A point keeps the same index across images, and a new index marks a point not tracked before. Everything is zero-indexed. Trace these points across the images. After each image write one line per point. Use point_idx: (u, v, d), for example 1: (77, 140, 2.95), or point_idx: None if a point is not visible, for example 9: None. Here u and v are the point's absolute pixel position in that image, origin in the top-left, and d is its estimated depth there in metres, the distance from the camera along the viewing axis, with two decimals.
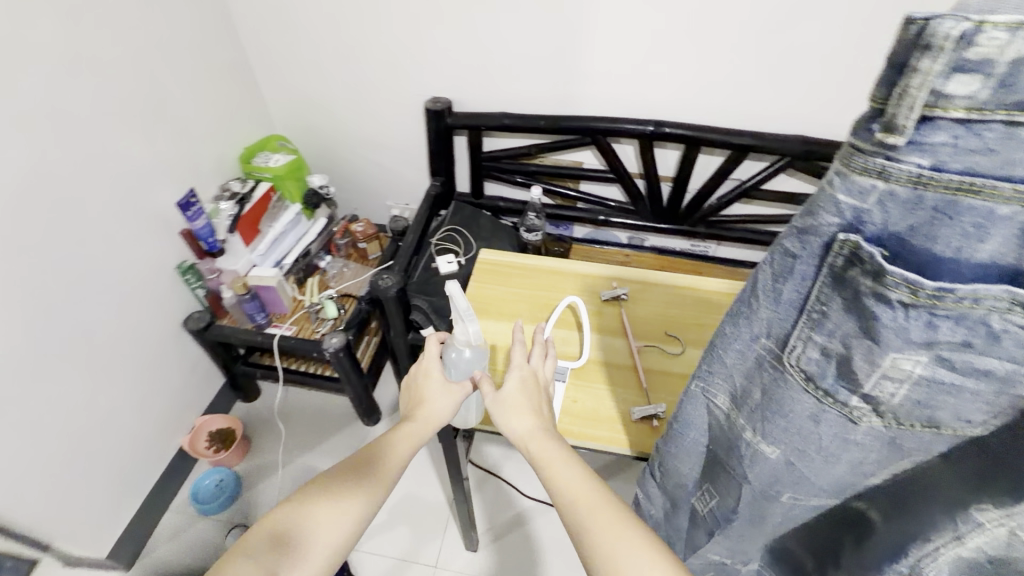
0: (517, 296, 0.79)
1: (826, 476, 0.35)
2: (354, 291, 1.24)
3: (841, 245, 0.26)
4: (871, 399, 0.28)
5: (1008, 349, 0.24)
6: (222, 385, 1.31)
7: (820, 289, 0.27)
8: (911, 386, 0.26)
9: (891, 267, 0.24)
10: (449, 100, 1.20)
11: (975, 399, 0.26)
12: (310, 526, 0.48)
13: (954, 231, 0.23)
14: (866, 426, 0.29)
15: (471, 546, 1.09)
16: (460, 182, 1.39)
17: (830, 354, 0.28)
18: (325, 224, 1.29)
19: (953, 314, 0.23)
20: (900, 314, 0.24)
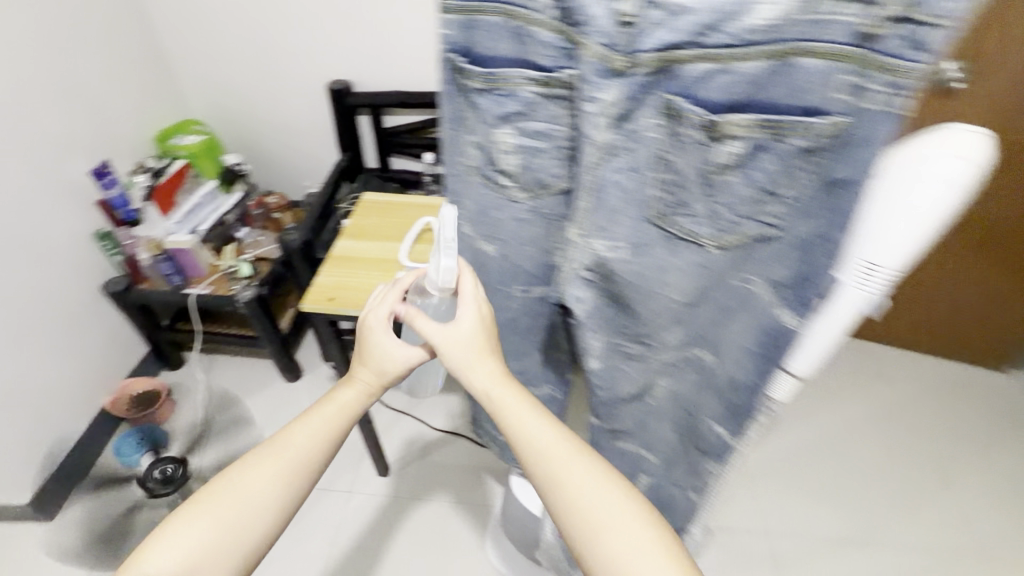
0: (388, 224, 0.93)
1: (523, 258, 0.51)
2: (269, 255, 1.34)
3: (451, 64, 0.40)
4: (506, 174, 0.44)
5: (541, 114, 0.39)
6: (146, 352, 1.39)
7: (460, 102, 0.43)
8: (515, 153, 0.42)
9: (469, 67, 0.39)
10: (348, 81, 1.34)
11: (550, 157, 0.42)
12: (219, 544, 0.38)
13: (489, 39, 0.38)
14: (516, 200, 0.46)
15: None
16: (369, 159, 1.53)
17: (479, 148, 0.44)
18: (240, 198, 1.40)
19: (503, 92, 0.39)
20: (485, 100, 0.40)
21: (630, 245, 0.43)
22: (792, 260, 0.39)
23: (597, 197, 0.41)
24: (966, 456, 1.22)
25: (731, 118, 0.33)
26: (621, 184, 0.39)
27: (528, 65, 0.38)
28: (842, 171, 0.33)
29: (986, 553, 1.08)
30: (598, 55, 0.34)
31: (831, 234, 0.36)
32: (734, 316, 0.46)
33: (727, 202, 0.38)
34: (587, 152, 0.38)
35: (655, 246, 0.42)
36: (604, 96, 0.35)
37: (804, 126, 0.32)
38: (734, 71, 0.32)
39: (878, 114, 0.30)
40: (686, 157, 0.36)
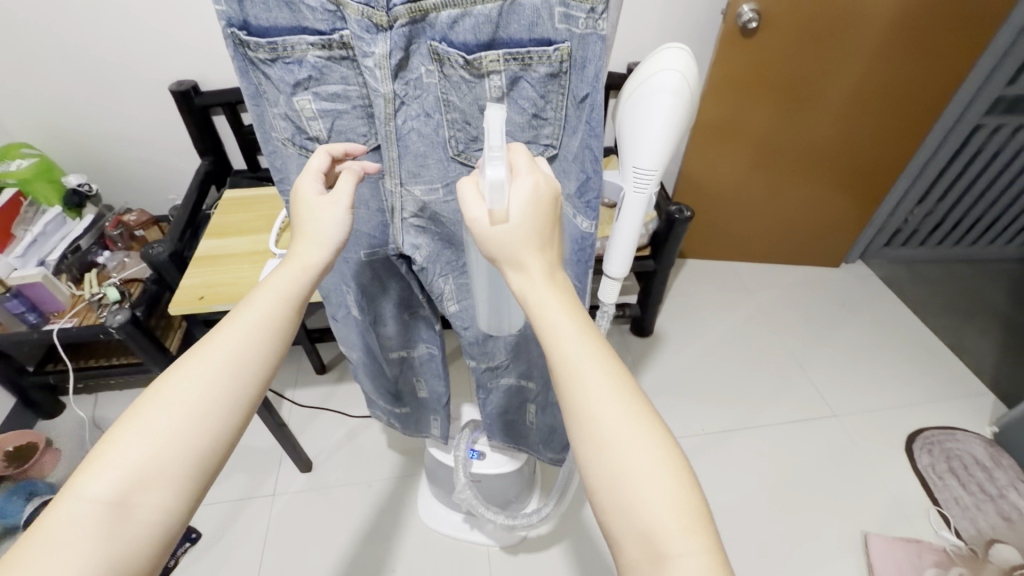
0: (253, 218, 0.93)
1: (362, 219, 0.55)
2: (140, 275, 1.27)
3: (233, 37, 0.42)
4: (319, 139, 0.47)
5: (333, 77, 0.43)
6: (14, 404, 1.28)
7: (256, 76, 0.44)
8: (320, 118, 0.45)
9: (250, 39, 0.41)
10: (193, 81, 1.26)
11: (353, 116, 0.46)
12: (176, 433, 0.37)
13: (264, 11, 0.40)
14: (337, 164, 0.50)
15: (305, 467, 1.22)
16: (235, 160, 1.47)
17: (286, 116, 0.46)
18: (94, 221, 1.31)
19: (290, 59, 0.41)
20: (277, 70, 0.42)
21: (444, 185, 0.48)
22: (574, 174, 0.47)
23: (401, 145, 0.45)
24: (797, 341, 1.52)
25: (486, 55, 0.39)
26: (418, 129, 0.44)
27: (307, 31, 0.41)
28: (581, 88, 0.41)
29: (819, 409, 1.36)
30: (360, 13, 0.38)
31: (590, 143, 0.44)
32: None
33: (507, 132, 0.45)
34: (379, 104, 0.42)
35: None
36: (377, 50, 0.39)
37: (545, 54, 0.39)
38: (474, 14, 0.38)
39: (591, 36, 0.38)
40: (462, 96, 0.42)
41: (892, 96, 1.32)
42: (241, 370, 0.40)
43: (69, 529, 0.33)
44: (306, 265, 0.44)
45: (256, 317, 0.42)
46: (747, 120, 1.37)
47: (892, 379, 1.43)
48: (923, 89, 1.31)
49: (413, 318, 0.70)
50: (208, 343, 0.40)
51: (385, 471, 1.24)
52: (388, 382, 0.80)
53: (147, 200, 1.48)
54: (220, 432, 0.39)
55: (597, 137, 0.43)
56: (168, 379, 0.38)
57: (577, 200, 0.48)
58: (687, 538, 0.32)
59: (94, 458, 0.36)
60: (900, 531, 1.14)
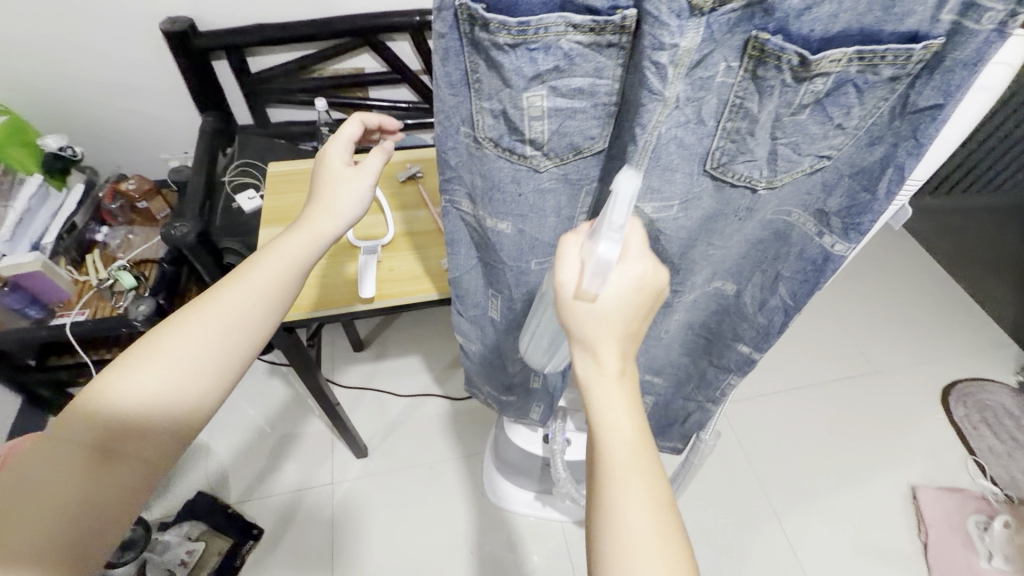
0: None
1: (546, 230, 0.45)
2: (151, 255, 1.11)
3: (462, 11, 0.30)
4: (536, 142, 0.37)
5: (582, 69, 0.32)
6: (21, 405, 1.14)
7: (469, 61, 0.33)
8: (548, 117, 0.35)
9: (490, 17, 0.29)
10: (189, 19, 1.05)
11: (590, 117, 0.35)
12: (172, 384, 0.40)
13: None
14: (544, 170, 0.39)
15: (362, 452, 1.15)
16: (240, 113, 1.27)
17: (497, 113, 0.35)
18: (86, 191, 1.13)
19: (538, 46, 0.30)
20: (512, 56, 0.31)
21: (681, 202, 0.39)
22: (847, 191, 0.39)
23: (654, 157, 0.35)
24: (834, 297, 1.54)
25: (829, 55, 0.29)
26: (680, 137, 0.35)
27: (569, 7, 0.29)
28: (929, 97, 0.31)
29: (862, 366, 1.40)
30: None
31: (903, 161, 0.35)
32: (767, 248, 0.47)
33: (792, 142, 0.35)
34: (653, 110, 0.32)
35: (704, 197, 0.39)
36: (682, 42, 0.29)
37: (906, 55, 0.29)
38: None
39: (990, 36, 0.28)
40: (766, 101, 0.32)
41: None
42: (238, 333, 0.43)
43: (51, 468, 0.35)
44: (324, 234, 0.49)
45: (250, 285, 0.44)
46: None
47: (925, 334, 1.47)
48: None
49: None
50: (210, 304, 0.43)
51: (445, 451, 1.19)
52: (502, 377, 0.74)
53: (139, 159, 1.28)
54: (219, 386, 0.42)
55: (918, 155, 0.34)
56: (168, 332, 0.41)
57: (838, 219, 0.40)
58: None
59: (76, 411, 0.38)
60: (942, 481, 1.22)
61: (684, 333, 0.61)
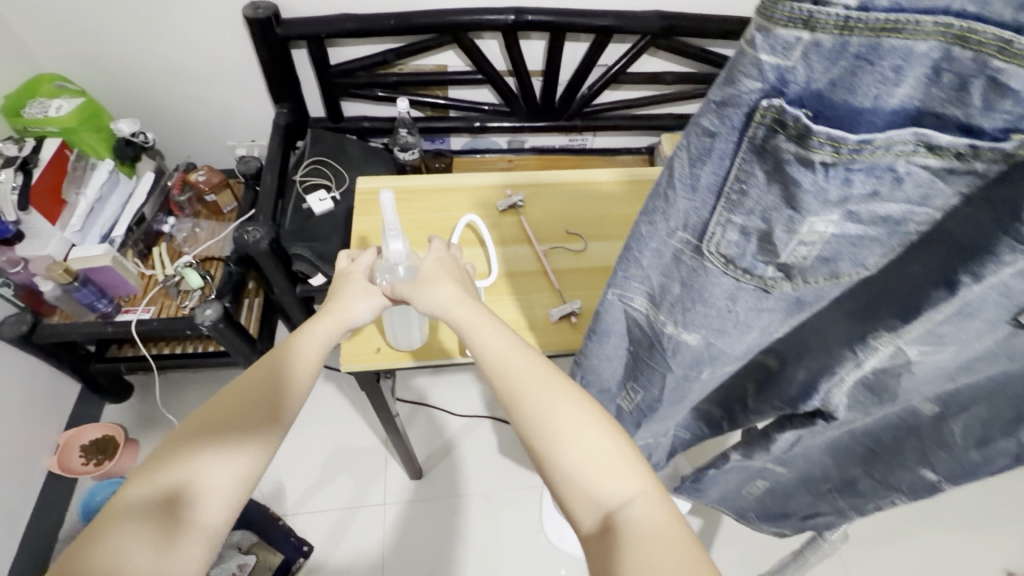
0: (413, 222, 0.72)
1: (738, 344, 0.36)
2: (217, 253, 1.07)
3: (763, 115, 0.21)
4: (786, 267, 0.27)
5: (901, 193, 0.23)
6: (80, 390, 1.12)
7: (739, 167, 0.24)
8: (823, 244, 0.26)
9: (815, 130, 0.21)
10: (273, 5, 0.97)
11: (877, 247, 0.26)
12: (233, 422, 0.39)
13: (880, 83, 0.19)
14: (776, 292, 0.30)
15: (416, 475, 1.10)
16: (312, 105, 1.20)
17: (750, 229, 0.26)
18: (156, 180, 1.09)
19: (866, 170, 0.21)
20: (819, 176, 0.22)
21: (957, 347, 0.30)
22: None
23: (960, 305, 0.26)
24: None
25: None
26: (1008, 286, 0.25)
27: (934, 122, 0.20)
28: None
29: None
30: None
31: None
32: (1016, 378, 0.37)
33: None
34: (1002, 261, 0.23)
35: (986, 342, 0.30)
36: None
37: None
38: None
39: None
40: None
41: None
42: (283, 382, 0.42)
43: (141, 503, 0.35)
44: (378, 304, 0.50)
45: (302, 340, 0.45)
46: None
47: None
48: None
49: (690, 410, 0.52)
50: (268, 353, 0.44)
51: (501, 482, 1.13)
52: None
53: (206, 145, 1.23)
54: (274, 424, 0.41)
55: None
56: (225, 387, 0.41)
57: None
58: (627, 487, 0.36)
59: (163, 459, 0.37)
60: None
61: (845, 440, 0.51)
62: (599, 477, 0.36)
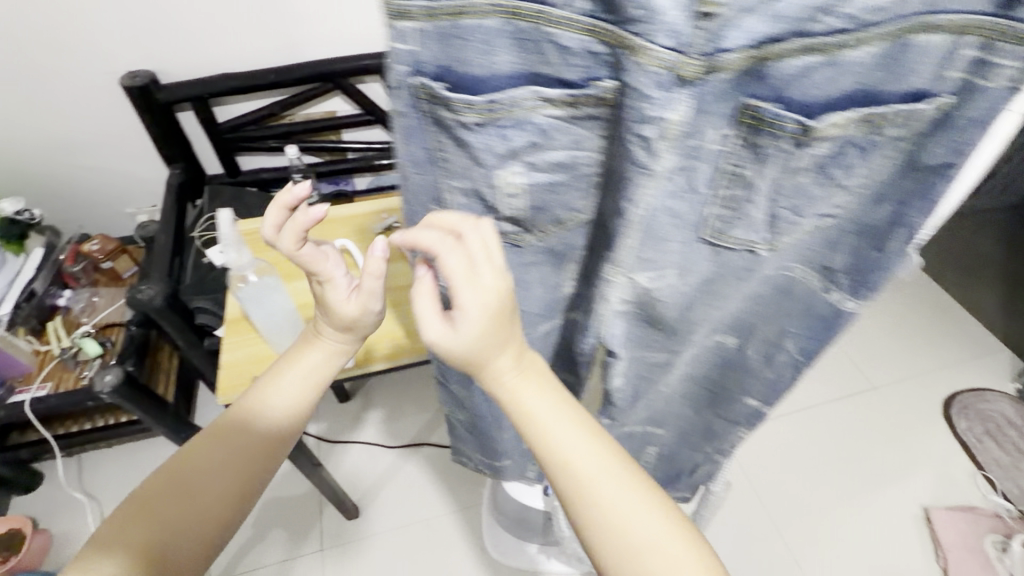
0: (292, 257, 0.75)
1: (529, 300, 0.42)
2: (117, 318, 1.05)
3: (420, 92, 0.27)
4: (511, 218, 0.33)
5: (559, 141, 0.29)
6: None
7: (434, 139, 0.30)
8: (525, 194, 0.32)
9: (453, 96, 0.27)
10: (150, 72, 1.01)
11: (573, 190, 0.33)
12: (187, 523, 0.33)
13: (481, 55, 0.26)
14: (524, 244, 0.36)
15: (351, 513, 1.09)
16: (207, 163, 1.22)
17: (469, 190, 0.32)
18: (46, 253, 1.07)
19: (508, 123, 0.28)
20: (479, 135, 0.28)
21: (677, 269, 0.36)
22: (852, 250, 0.36)
23: (644, 231, 0.32)
24: None
25: (831, 120, 0.26)
26: (673, 208, 0.31)
27: (541, 80, 0.27)
28: (939, 156, 0.29)
29: (858, 382, 1.39)
30: (662, 65, 0.24)
31: (910, 219, 0.33)
32: (777, 305, 0.42)
33: (793, 205, 0.32)
34: (642, 187, 0.29)
35: (702, 262, 0.36)
36: (669, 114, 0.26)
37: (914, 113, 0.27)
38: (838, 64, 0.24)
39: (1002, 93, 0.26)
40: (760, 170, 0.29)
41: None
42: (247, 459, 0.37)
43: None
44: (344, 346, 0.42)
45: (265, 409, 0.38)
46: None
47: (919, 347, 1.47)
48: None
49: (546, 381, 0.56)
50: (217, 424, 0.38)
51: (440, 505, 1.13)
52: (494, 438, 0.69)
53: (102, 214, 1.21)
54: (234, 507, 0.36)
55: (922, 212, 0.32)
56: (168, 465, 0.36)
57: (845, 277, 0.38)
58: None
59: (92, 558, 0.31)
60: (952, 501, 1.19)
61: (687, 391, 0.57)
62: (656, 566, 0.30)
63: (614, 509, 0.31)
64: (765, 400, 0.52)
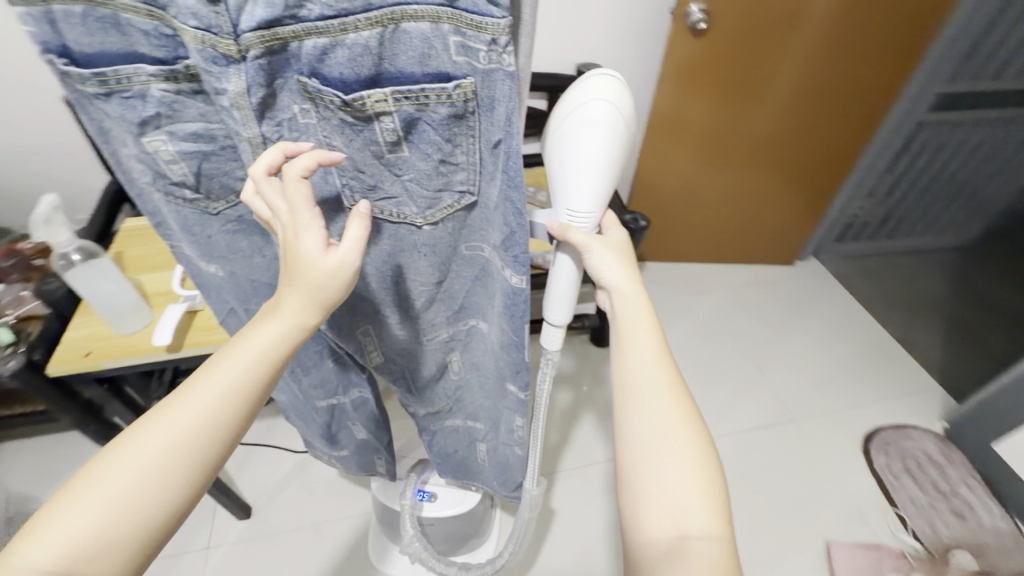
0: (158, 251, 0.80)
1: (256, 268, 0.49)
2: (39, 310, 1.10)
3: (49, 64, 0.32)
4: (187, 186, 0.40)
5: (187, 113, 0.35)
6: None
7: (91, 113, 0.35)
8: (184, 160, 0.38)
9: (75, 71, 0.32)
10: None
11: (224, 158, 0.39)
12: (148, 495, 0.34)
13: (89, 35, 0.31)
14: (217, 211, 0.43)
15: (243, 513, 1.09)
16: None
17: (142, 160, 0.38)
18: None
19: (127, 94, 0.33)
20: (111, 105, 0.34)
21: (343, 236, 0.42)
22: (499, 224, 0.40)
23: None
24: (761, 347, 1.51)
25: (369, 94, 0.31)
26: None
27: (144, 59, 0.32)
28: (494, 133, 0.34)
29: (778, 414, 1.36)
30: (201, 40, 0.29)
31: (511, 195, 0.37)
32: (487, 285, 0.48)
33: (413, 177, 0.37)
34: (248, 152, 0.35)
35: (367, 233, 0.41)
36: (230, 86, 0.30)
37: (443, 94, 0.31)
38: (345, 44, 0.29)
39: (497, 74, 0.30)
40: (347, 141, 0.35)
41: (852, 77, 1.27)
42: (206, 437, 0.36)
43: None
44: (300, 323, 0.37)
45: (228, 380, 0.36)
46: (706, 115, 1.30)
47: (848, 379, 1.44)
48: (877, 72, 1.28)
49: (337, 363, 0.63)
50: (161, 408, 0.36)
51: (334, 510, 1.13)
52: (320, 427, 0.73)
53: None
54: (192, 480, 0.36)
55: (518, 188, 0.36)
56: (113, 451, 0.34)
57: (504, 253, 0.42)
58: (706, 524, 0.36)
59: (54, 512, 0.33)
60: (860, 536, 1.14)
61: (470, 376, 0.62)
62: (649, 474, 0.38)
63: (641, 409, 0.40)
64: (521, 385, 0.57)
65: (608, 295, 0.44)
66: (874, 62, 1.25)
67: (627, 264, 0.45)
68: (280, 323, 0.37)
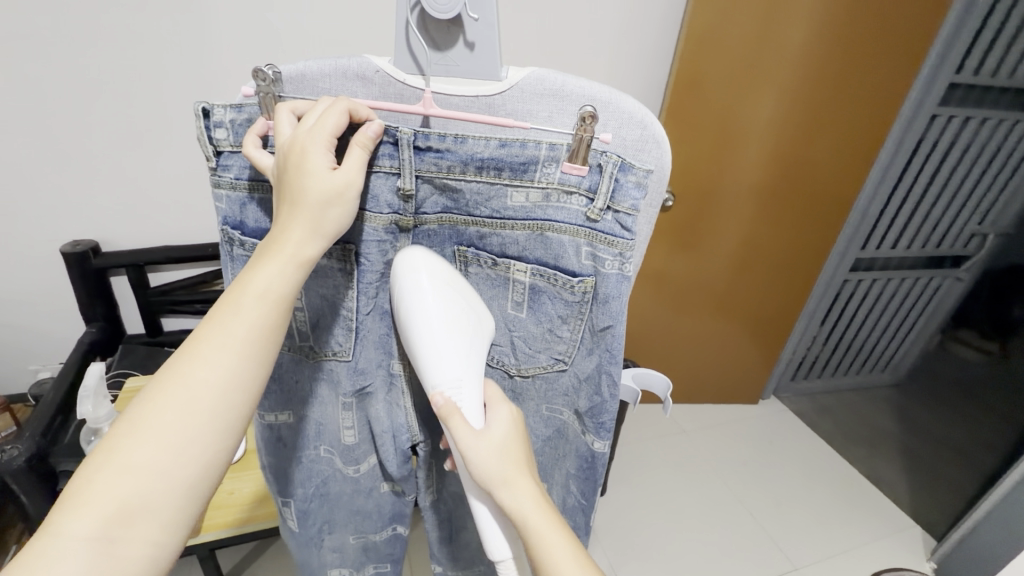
0: None
1: (326, 415, 0.52)
2: None
3: (225, 234, 0.43)
4: (304, 338, 0.47)
5: (330, 283, 0.44)
6: None
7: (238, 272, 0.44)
8: (307, 310, 0.46)
9: (245, 239, 0.43)
10: (94, 242, 1.00)
11: (373, 320, 0.47)
12: (184, 450, 0.35)
13: (266, 214, 0.42)
14: (311, 361, 0.49)
15: None
16: (131, 323, 1.15)
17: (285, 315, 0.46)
18: None
19: None
20: None
21: None
22: (586, 394, 0.45)
23: None
24: (750, 489, 1.52)
25: (515, 265, 0.42)
26: None
27: None
28: (603, 320, 0.41)
29: (780, 563, 1.33)
30: (389, 221, 0.42)
31: (609, 368, 0.42)
32: (557, 445, 0.52)
33: (525, 337, 0.45)
34: (394, 290, 0.47)
35: None
36: (399, 243, 0.44)
37: (569, 283, 0.40)
38: (502, 234, 0.41)
39: (614, 277, 0.38)
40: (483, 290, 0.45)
41: (784, 244, 1.50)
42: (229, 395, 0.36)
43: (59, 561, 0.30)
44: (279, 297, 0.38)
45: (235, 327, 0.37)
46: (674, 268, 1.47)
47: (835, 522, 1.46)
48: (809, 237, 1.50)
49: (360, 540, 0.66)
50: (105, 455, 0.33)
51: None
52: None
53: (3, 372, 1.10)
54: (223, 437, 0.36)
55: (615, 363, 0.42)
56: (71, 519, 0.31)
57: (588, 419, 0.46)
58: None
59: (80, 487, 0.32)
60: None
61: None
62: None
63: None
64: None
65: (507, 502, 0.39)
66: (801, 233, 1.48)
67: (514, 465, 0.40)
68: (271, 309, 0.38)
